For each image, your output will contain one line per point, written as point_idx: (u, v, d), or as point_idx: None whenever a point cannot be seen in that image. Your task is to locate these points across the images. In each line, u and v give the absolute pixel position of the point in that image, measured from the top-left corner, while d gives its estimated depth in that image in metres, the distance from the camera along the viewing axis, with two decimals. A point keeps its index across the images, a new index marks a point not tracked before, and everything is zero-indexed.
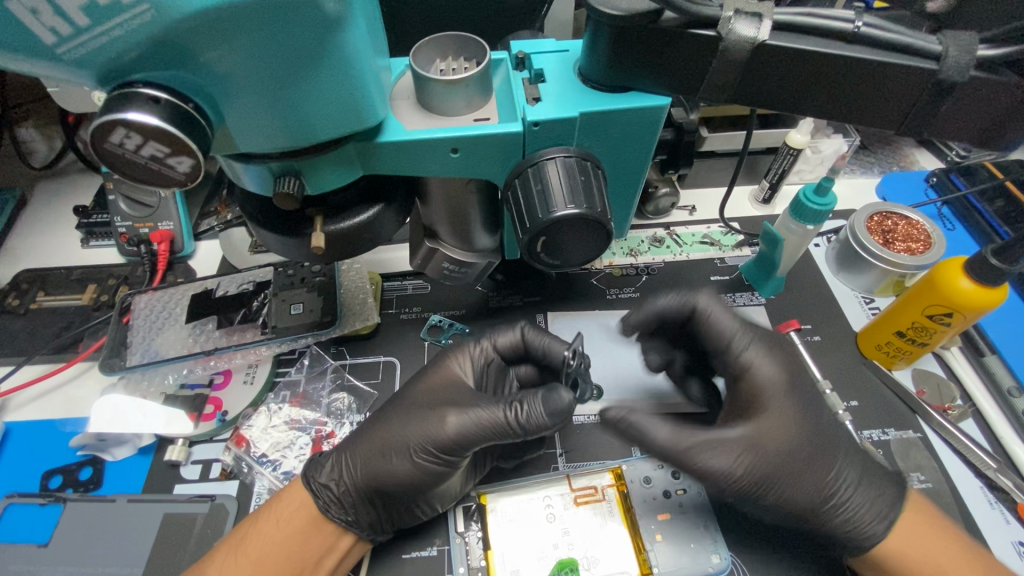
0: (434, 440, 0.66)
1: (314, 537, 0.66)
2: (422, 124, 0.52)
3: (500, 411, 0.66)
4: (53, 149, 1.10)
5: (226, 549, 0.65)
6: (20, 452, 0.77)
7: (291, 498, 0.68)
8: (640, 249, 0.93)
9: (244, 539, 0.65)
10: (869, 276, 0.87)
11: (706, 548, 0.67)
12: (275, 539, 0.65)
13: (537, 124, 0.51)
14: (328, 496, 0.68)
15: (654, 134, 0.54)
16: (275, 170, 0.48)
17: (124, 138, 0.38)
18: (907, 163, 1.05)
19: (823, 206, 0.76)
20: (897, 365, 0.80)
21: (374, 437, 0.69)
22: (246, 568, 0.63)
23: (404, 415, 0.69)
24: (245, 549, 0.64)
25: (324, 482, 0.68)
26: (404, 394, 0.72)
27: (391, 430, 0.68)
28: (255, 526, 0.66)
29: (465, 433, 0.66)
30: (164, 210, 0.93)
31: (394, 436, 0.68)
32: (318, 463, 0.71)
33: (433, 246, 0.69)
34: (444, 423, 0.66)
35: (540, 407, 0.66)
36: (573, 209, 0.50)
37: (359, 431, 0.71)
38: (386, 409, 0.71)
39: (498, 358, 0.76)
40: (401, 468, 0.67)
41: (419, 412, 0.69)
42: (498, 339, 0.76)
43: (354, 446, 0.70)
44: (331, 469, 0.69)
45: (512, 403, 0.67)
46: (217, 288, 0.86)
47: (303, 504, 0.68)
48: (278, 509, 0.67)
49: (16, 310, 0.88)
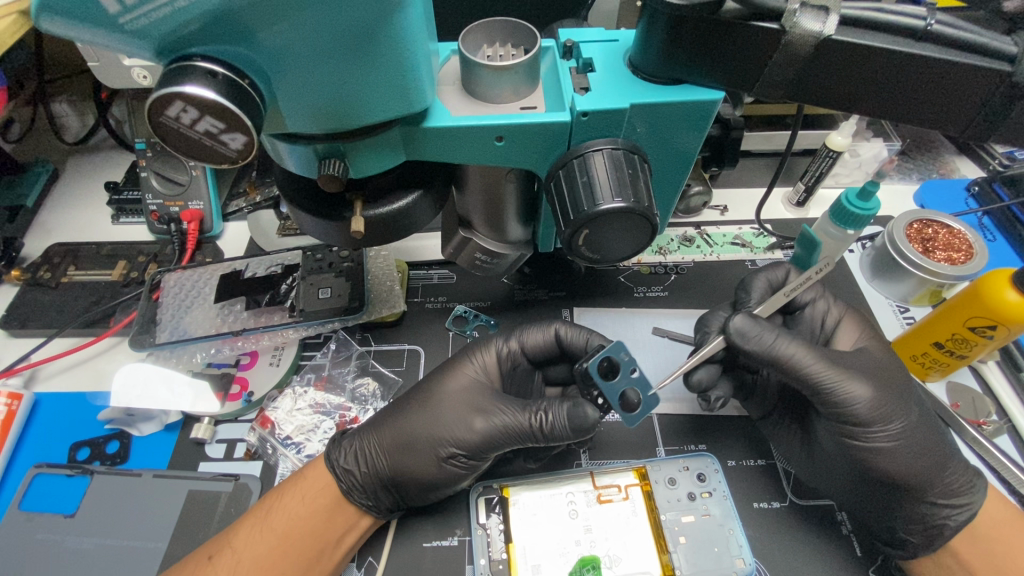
0: (466, 440, 0.66)
1: (339, 513, 0.67)
2: (467, 110, 0.51)
3: (524, 419, 0.67)
4: (85, 126, 1.11)
5: (251, 522, 0.65)
6: (49, 423, 0.77)
7: (316, 477, 0.69)
8: (669, 247, 0.92)
9: (268, 512, 0.66)
10: (905, 285, 0.86)
11: (731, 551, 0.66)
12: (300, 514, 0.66)
13: (585, 115, 0.49)
14: (350, 481, 0.68)
15: (702, 129, 0.53)
16: (320, 152, 0.48)
17: (181, 112, 0.37)
18: (947, 170, 1.02)
19: (864, 211, 0.73)
20: (932, 376, 0.79)
21: (399, 430, 0.69)
22: (271, 542, 0.64)
23: (433, 414, 0.69)
24: (270, 522, 0.65)
25: (346, 467, 0.68)
26: (432, 386, 0.71)
27: (419, 422, 0.69)
28: (278, 502, 0.66)
29: (496, 438, 0.67)
30: (194, 188, 0.93)
31: (425, 430, 0.68)
32: (342, 441, 0.71)
33: (466, 235, 0.68)
34: (470, 428, 0.67)
35: (563, 418, 0.65)
36: (619, 203, 0.48)
37: (380, 418, 0.71)
38: (411, 405, 0.70)
39: (526, 359, 0.74)
40: (423, 467, 0.67)
41: (451, 412, 0.68)
42: (527, 338, 0.73)
43: (380, 436, 0.69)
44: (353, 451, 0.69)
45: (536, 410, 0.66)
46: (246, 269, 0.86)
47: (327, 484, 0.68)
48: (303, 486, 0.68)
49: (47, 283, 0.89)
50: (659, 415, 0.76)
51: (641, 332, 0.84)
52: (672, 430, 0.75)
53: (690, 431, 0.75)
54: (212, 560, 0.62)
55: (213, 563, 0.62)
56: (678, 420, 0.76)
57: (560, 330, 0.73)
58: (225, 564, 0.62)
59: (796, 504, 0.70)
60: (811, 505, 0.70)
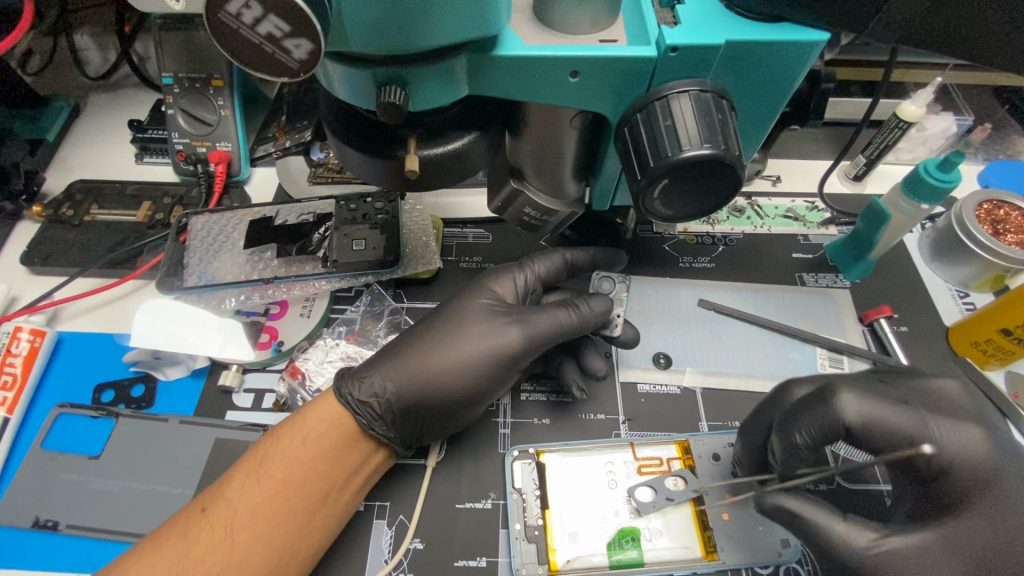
0: (502, 346, 0.66)
1: (345, 454, 0.63)
2: (540, 40, 0.46)
3: (558, 313, 0.68)
4: (107, 61, 1.06)
5: (246, 469, 0.61)
6: (72, 363, 0.75)
7: (318, 417, 0.64)
8: (718, 217, 0.87)
9: (266, 458, 0.62)
10: (968, 268, 0.80)
11: (776, 533, 0.63)
12: (300, 458, 0.61)
13: (675, 50, 0.45)
14: (368, 414, 0.64)
15: (796, 74, 0.48)
16: (380, 77, 0.43)
17: (244, 8, 0.33)
18: (1015, 152, 0.94)
19: (943, 183, 0.68)
20: (990, 365, 0.75)
21: (421, 352, 0.67)
22: (268, 489, 0.60)
23: (458, 333, 0.68)
24: (268, 468, 0.61)
25: (361, 400, 0.64)
26: (451, 312, 0.70)
27: (439, 344, 0.67)
28: (276, 446, 0.62)
29: (534, 338, 0.68)
30: (222, 129, 0.88)
31: (451, 344, 0.67)
32: (349, 373, 0.67)
33: (518, 187, 0.65)
34: (505, 338, 0.67)
35: (592, 304, 0.70)
36: (707, 149, 0.44)
37: (392, 350, 0.68)
38: (432, 329, 0.69)
39: (542, 287, 0.75)
40: (457, 380, 0.65)
41: (478, 329, 0.68)
42: (538, 267, 0.75)
43: (400, 362, 0.66)
44: (367, 387, 0.65)
45: (567, 304, 0.69)
46: (276, 216, 0.82)
47: (335, 421, 0.64)
48: (303, 426, 0.63)
49: (69, 220, 0.85)
50: (702, 389, 0.73)
51: (685, 303, 0.80)
52: (715, 406, 0.72)
53: (734, 408, 0.72)
54: (207, 511, 0.59)
55: (209, 513, 0.58)
56: (721, 396, 0.73)
57: (567, 257, 0.76)
58: (223, 514, 0.58)
59: (843, 490, 0.66)
60: (859, 490, 0.66)
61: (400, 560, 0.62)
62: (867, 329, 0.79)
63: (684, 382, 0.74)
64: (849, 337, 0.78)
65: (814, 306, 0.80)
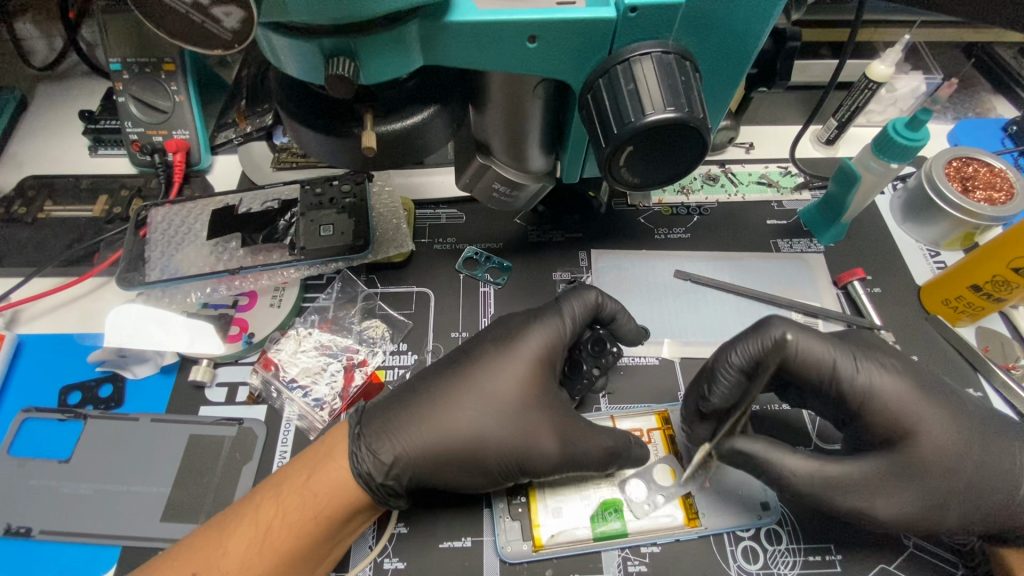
0: (539, 459, 0.61)
1: (354, 519, 0.60)
2: (495, 4, 0.44)
3: (608, 443, 0.62)
4: (54, 49, 1.00)
5: (247, 539, 0.56)
6: (35, 366, 0.73)
7: (330, 492, 0.58)
8: (692, 187, 0.86)
9: (269, 530, 0.57)
10: (939, 227, 0.81)
11: (756, 497, 0.64)
12: (306, 530, 0.57)
13: (634, 10, 0.43)
14: (386, 493, 0.59)
15: (761, 32, 0.47)
16: (326, 49, 0.41)
17: None
18: (983, 110, 0.94)
19: (912, 142, 0.68)
20: (962, 321, 0.76)
21: (451, 439, 0.60)
22: (271, 559, 0.56)
23: (492, 417, 0.62)
24: (271, 543, 0.56)
25: (383, 482, 0.59)
26: (487, 383, 0.63)
27: (472, 421, 0.61)
28: (281, 518, 0.57)
29: (574, 462, 0.61)
30: (178, 116, 0.84)
31: (483, 442, 0.61)
32: (369, 445, 0.60)
33: (485, 162, 0.62)
34: (549, 452, 0.61)
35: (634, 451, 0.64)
36: (671, 113, 0.43)
37: (420, 423, 0.61)
38: (467, 406, 0.62)
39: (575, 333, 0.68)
40: (483, 476, 0.61)
41: (519, 422, 0.62)
42: (574, 311, 0.68)
43: (428, 443, 0.60)
44: (387, 466, 0.59)
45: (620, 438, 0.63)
46: (240, 204, 0.80)
47: (344, 494, 0.58)
48: (312, 498, 0.58)
49: (22, 218, 0.82)
50: (681, 359, 0.73)
51: (662, 275, 0.80)
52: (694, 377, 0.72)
53: None
54: None
55: None
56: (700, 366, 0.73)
57: (600, 298, 0.69)
58: None
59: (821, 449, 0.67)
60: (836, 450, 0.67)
61: (385, 544, 0.61)
62: (842, 292, 0.79)
63: (664, 353, 0.74)
64: (823, 301, 0.78)
65: (790, 272, 0.80)
